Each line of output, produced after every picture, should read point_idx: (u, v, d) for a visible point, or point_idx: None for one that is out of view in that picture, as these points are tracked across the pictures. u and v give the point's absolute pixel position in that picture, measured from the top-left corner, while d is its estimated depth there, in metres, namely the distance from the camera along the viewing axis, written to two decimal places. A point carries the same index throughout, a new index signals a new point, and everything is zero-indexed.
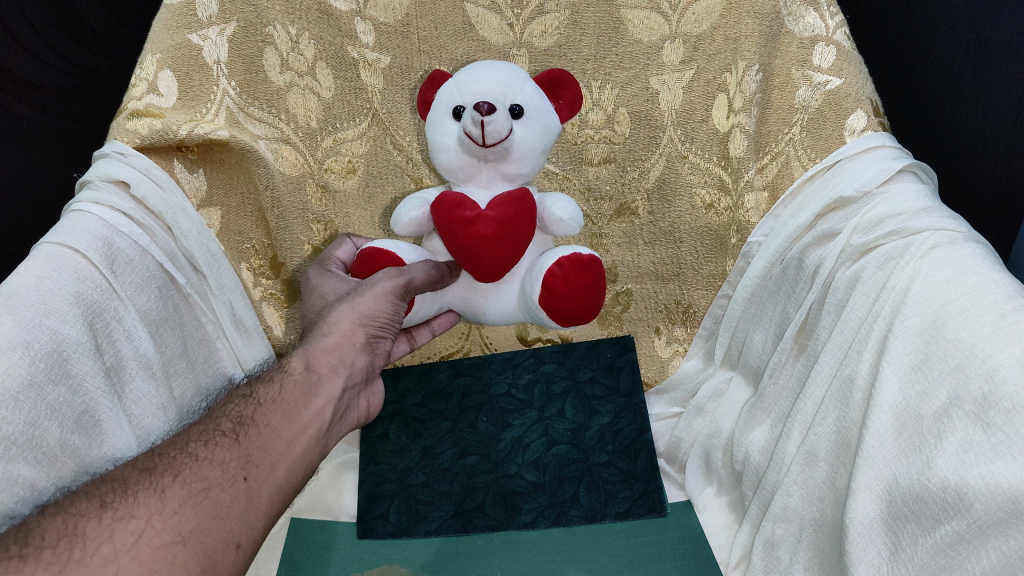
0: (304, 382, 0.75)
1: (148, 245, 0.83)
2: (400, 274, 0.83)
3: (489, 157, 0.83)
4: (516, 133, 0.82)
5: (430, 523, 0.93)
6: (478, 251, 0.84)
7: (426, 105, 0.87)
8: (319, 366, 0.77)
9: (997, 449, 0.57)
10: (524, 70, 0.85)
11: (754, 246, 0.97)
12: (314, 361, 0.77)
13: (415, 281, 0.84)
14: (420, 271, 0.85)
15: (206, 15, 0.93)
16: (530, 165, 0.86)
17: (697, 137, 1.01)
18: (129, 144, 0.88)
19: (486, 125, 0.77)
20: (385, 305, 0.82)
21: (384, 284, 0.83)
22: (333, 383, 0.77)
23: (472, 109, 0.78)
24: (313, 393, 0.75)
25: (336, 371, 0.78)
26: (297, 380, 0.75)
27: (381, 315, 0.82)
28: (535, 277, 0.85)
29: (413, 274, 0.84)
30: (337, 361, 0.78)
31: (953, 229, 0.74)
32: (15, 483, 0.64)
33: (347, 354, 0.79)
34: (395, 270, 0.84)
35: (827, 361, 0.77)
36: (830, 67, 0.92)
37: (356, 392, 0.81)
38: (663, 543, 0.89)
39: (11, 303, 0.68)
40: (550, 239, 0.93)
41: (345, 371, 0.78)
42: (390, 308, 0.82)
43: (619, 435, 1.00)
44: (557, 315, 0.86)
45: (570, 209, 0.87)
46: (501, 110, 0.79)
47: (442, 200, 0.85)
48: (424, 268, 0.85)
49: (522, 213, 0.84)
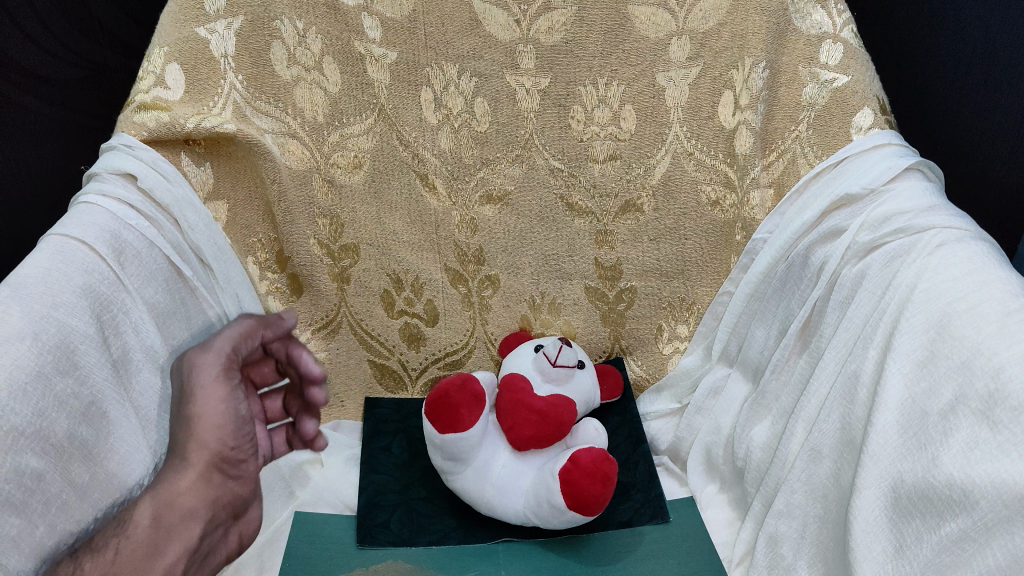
0: (148, 543, 0.67)
1: (154, 238, 0.84)
2: (204, 353, 0.76)
3: (553, 375, 0.95)
4: (573, 342, 1.03)
5: (431, 534, 0.93)
6: (531, 403, 0.90)
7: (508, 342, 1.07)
8: (170, 518, 0.69)
9: (1003, 447, 0.57)
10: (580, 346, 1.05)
11: (757, 243, 0.97)
12: (164, 512, 0.69)
13: (199, 359, 0.76)
14: (226, 339, 0.78)
15: (214, 9, 0.93)
16: (582, 357, 1.00)
17: (703, 134, 1.00)
18: (136, 136, 0.89)
19: (563, 345, 0.95)
20: (215, 390, 0.74)
21: (207, 372, 0.75)
22: (187, 533, 0.70)
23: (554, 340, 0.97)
24: (159, 554, 0.68)
25: (193, 518, 0.71)
26: (138, 543, 0.67)
27: (220, 415, 0.74)
28: (559, 458, 0.88)
29: (221, 347, 0.77)
30: (193, 506, 0.71)
31: (959, 227, 0.74)
32: (22, 475, 0.63)
33: (205, 494, 0.72)
34: (200, 348, 0.77)
35: (833, 358, 0.77)
36: (837, 64, 0.92)
37: (220, 526, 0.76)
38: (651, 545, 0.91)
39: (18, 294, 0.69)
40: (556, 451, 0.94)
41: (204, 515, 0.72)
42: (222, 391, 0.74)
43: (616, 451, 1.02)
44: (571, 495, 0.84)
45: (595, 394, 1.01)
46: (573, 351, 0.98)
47: (507, 389, 0.93)
48: (227, 332, 0.79)
49: (563, 424, 0.91)
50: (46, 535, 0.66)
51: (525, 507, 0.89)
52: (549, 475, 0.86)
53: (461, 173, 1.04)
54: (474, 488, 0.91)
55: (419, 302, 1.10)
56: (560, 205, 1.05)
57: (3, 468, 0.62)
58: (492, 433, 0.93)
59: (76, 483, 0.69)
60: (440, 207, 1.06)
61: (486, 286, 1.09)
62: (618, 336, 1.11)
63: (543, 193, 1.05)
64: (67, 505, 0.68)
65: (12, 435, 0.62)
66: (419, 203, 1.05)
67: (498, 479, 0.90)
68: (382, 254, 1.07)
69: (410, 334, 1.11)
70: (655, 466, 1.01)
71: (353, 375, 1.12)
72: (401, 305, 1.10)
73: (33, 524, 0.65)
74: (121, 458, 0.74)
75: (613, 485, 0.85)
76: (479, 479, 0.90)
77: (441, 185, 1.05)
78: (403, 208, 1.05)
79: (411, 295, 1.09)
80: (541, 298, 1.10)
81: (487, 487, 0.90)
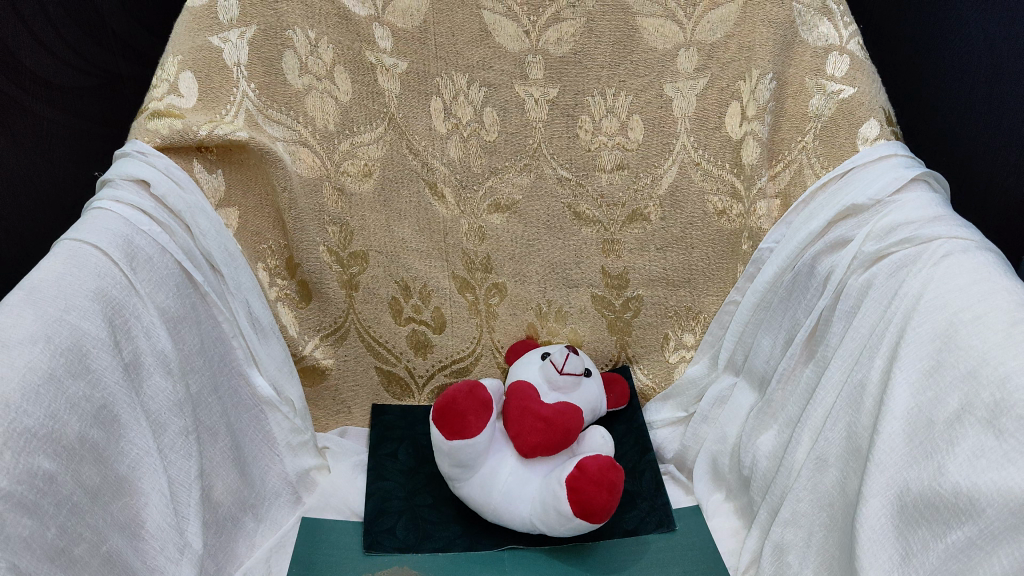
0: None
1: (166, 243, 0.85)
2: None
3: (560, 383, 0.95)
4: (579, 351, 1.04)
5: (436, 541, 0.93)
6: (538, 410, 0.91)
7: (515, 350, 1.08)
8: None
9: (1010, 455, 0.57)
10: (587, 356, 1.05)
11: (764, 252, 0.97)
12: None
13: None
14: None
15: (227, 18, 0.95)
16: (590, 364, 1.01)
17: (711, 144, 1.00)
18: (149, 144, 0.90)
19: (570, 353, 0.96)
20: None
21: None
22: None
23: (561, 347, 0.97)
24: None
25: None
26: None
27: None
28: (566, 466, 0.88)
29: None
30: None
31: (965, 238, 0.74)
32: (34, 477, 0.63)
33: None
34: None
35: (838, 368, 0.77)
36: (844, 76, 0.93)
37: None
38: (657, 554, 0.91)
39: (31, 299, 0.70)
40: (563, 457, 0.95)
41: None
42: None
43: (622, 459, 1.03)
44: (577, 503, 0.84)
45: (601, 402, 1.01)
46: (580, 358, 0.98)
47: (513, 396, 0.94)
48: None
49: (570, 432, 0.91)
50: (58, 537, 0.66)
51: (530, 515, 0.89)
52: (556, 482, 0.86)
53: (470, 182, 1.05)
54: (480, 495, 0.91)
55: (427, 309, 1.10)
56: (568, 213, 1.06)
57: (16, 469, 0.62)
58: (498, 440, 0.94)
59: (87, 486, 0.69)
60: (448, 215, 1.06)
61: (493, 293, 1.10)
62: (625, 345, 1.11)
63: (551, 202, 1.05)
64: (78, 508, 0.68)
65: (24, 437, 0.63)
66: (427, 211, 1.06)
67: (504, 486, 0.90)
68: (391, 261, 1.08)
69: (419, 341, 1.12)
70: (661, 475, 1.01)
71: (360, 382, 1.12)
72: (410, 311, 1.10)
73: (45, 525, 0.65)
74: (131, 461, 0.74)
75: (619, 493, 0.85)
76: (485, 487, 0.91)
77: (450, 193, 1.06)
78: (412, 215, 1.06)
79: (419, 302, 1.10)
80: (548, 306, 1.10)
81: (493, 494, 0.91)
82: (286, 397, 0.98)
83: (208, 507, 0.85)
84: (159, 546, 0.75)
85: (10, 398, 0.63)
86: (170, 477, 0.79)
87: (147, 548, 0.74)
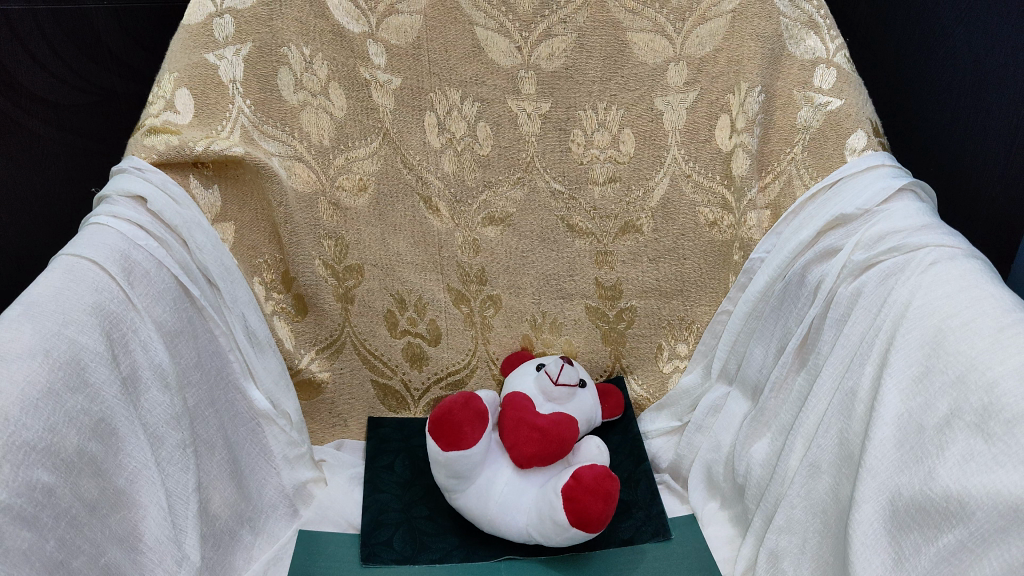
0: None
1: (163, 258, 0.85)
2: None
3: (556, 394, 0.96)
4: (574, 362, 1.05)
5: (434, 552, 0.93)
6: (535, 421, 0.92)
7: (511, 364, 1.08)
8: None
9: (997, 458, 0.58)
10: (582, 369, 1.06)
11: (755, 262, 0.98)
12: None
13: None
14: None
15: (224, 36, 0.96)
16: (585, 376, 1.02)
17: (700, 157, 1.02)
18: (147, 160, 0.92)
19: (565, 363, 0.96)
20: None
21: None
22: None
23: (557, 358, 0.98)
24: None
25: None
26: None
27: None
28: (562, 476, 0.89)
29: None
30: None
31: (952, 245, 0.76)
32: (33, 489, 0.64)
33: None
34: None
35: (829, 376, 0.78)
36: (831, 88, 0.94)
37: None
38: (655, 563, 0.91)
39: (30, 313, 0.70)
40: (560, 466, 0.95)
41: None
42: None
43: (618, 469, 1.03)
44: (573, 512, 0.84)
45: (596, 412, 1.02)
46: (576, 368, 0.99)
47: (510, 408, 0.94)
48: None
49: (565, 442, 0.92)
50: (57, 550, 0.66)
51: (527, 525, 0.89)
52: (552, 492, 0.87)
53: (465, 196, 1.06)
54: (477, 506, 0.91)
55: (422, 322, 1.11)
56: (561, 226, 1.07)
57: (15, 481, 0.62)
58: (495, 451, 0.94)
59: (86, 500, 0.69)
60: (443, 228, 1.07)
61: (488, 305, 1.11)
62: (619, 356, 1.12)
63: (545, 214, 1.06)
64: (76, 521, 0.68)
65: (23, 450, 0.63)
66: (422, 225, 1.07)
67: (501, 496, 0.91)
68: (386, 274, 1.08)
69: (414, 354, 1.12)
70: (656, 484, 1.02)
71: (356, 395, 1.13)
72: (404, 324, 1.11)
73: (44, 538, 0.65)
74: (130, 474, 0.74)
75: (615, 502, 0.86)
76: (481, 497, 0.91)
77: (444, 207, 1.06)
78: (406, 229, 1.07)
79: (414, 315, 1.11)
80: (542, 318, 1.11)
81: (489, 505, 0.91)
82: (283, 411, 0.98)
83: (206, 520, 0.85)
84: (157, 558, 0.75)
85: (9, 411, 0.63)
86: (168, 490, 0.79)
87: (144, 561, 0.74)
